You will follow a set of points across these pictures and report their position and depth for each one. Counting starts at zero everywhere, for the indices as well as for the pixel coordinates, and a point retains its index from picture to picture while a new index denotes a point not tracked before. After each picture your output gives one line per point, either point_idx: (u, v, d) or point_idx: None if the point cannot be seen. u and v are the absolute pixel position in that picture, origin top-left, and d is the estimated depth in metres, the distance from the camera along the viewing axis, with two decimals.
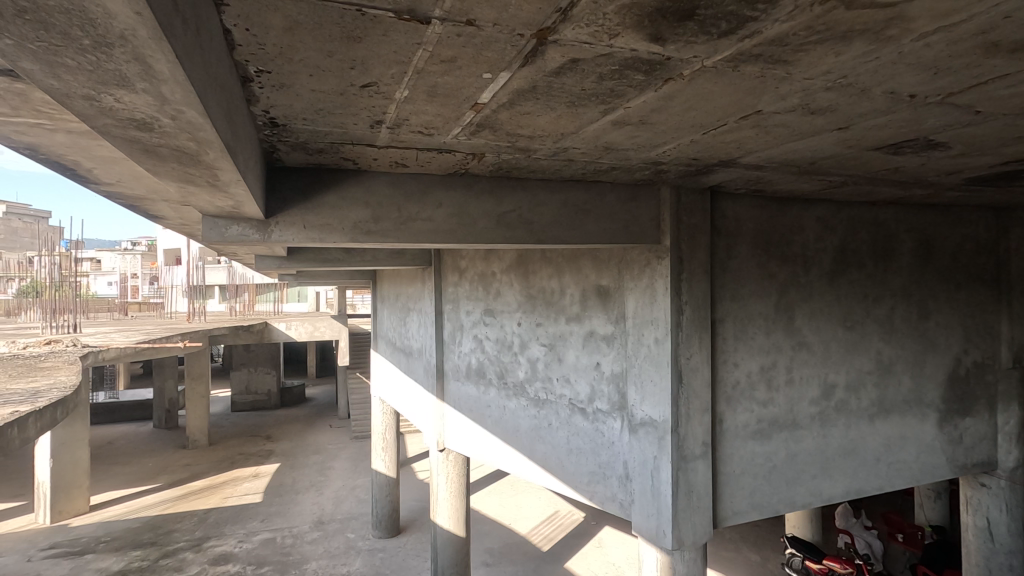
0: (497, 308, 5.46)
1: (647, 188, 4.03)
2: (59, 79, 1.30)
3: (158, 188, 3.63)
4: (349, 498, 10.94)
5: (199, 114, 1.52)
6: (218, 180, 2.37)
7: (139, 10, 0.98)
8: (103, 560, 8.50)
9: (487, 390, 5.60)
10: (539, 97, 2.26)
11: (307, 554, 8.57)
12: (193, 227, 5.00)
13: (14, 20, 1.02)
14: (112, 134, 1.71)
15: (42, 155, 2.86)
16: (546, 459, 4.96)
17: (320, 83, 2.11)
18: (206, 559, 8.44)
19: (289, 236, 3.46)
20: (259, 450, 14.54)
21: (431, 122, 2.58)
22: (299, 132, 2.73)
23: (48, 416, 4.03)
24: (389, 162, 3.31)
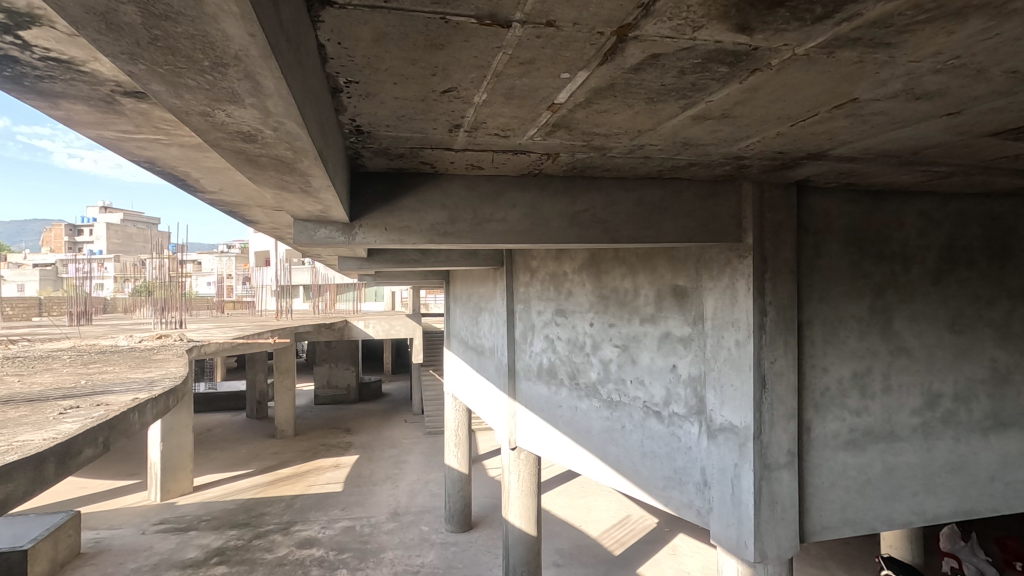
0: (569, 308, 5.43)
1: (726, 184, 3.88)
2: (180, 98, 1.43)
3: (255, 195, 3.92)
4: (423, 492, 11.28)
5: (297, 125, 1.63)
6: (309, 187, 2.52)
7: (253, 32, 1.06)
8: (204, 537, 9.26)
9: (559, 390, 5.57)
10: (616, 95, 2.23)
11: (384, 543, 8.92)
12: (283, 230, 5.36)
13: (149, 47, 1.14)
14: (221, 146, 1.87)
15: (158, 167, 3.17)
16: (618, 462, 4.87)
17: (404, 91, 2.19)
18: (293, 542, 8.99)
19: (371, 239, 3.62)
20: (340, 442, 15.30)
21: (508, 124, 2.61)
22: (382, 138, 2.86)
23: (161, 404, 4.46)
24: (465, 165, 3.39)
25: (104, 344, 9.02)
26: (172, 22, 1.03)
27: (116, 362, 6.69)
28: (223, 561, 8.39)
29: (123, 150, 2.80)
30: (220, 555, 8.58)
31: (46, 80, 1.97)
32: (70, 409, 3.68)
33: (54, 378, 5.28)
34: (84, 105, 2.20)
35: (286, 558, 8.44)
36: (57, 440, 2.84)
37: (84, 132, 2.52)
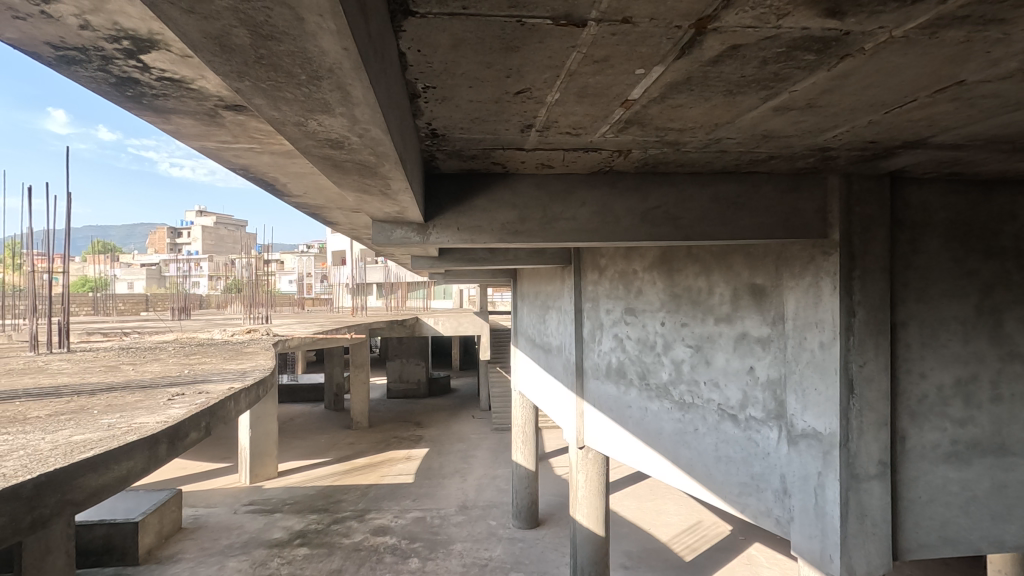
0: (639, 307, 5.32)
1: (810, 177, 3.68)
2: (278, 110, 1.54)
3: (336, 198, 4.13)
4: (490, 487, 11.45)
5: (382, 131, 1.71)
6: (389, 189, 2.64)
7: (347, 46, 1.13)
8: (288, 520, 9.87)
9: (628, 390, 5.48)
10: (693, 88, 2.18)
11: (453, 535, 9.14)
12: (360, 231, 5.61)
13: (256, 65, 1.24)
14: (311, 153, 2.00)
15: (251, 173, 3.42)
16: (691, 465, 4.72)
17: (478, 94, 2.25)
18: (368, 529, 9.41)
19: (444, 238, 3.74)
20: (411, 435, 15.82)
21: (580, 122, 2.61)
22: (456, 141, 2.94)
23: (253, 393, 4.81)
24: (536, 164, 3.41)
25: (202, 337, 9.79)
26: (277, 42, 1.12)
27: (212, 354, 7.26)
28: (305, 543, 8.91)
29: (221, 159, 3.05)
30: (303, 537, 9.13)
31: (160, 98, 2.20)
32: (177, 396, 4.04)
33: (162, 368, 5.81)
34: (190, 119, 2.43)
35: (361, 544, 8.85)
36: (168, 423, 3.13)
37: (190, 143, 2.77)
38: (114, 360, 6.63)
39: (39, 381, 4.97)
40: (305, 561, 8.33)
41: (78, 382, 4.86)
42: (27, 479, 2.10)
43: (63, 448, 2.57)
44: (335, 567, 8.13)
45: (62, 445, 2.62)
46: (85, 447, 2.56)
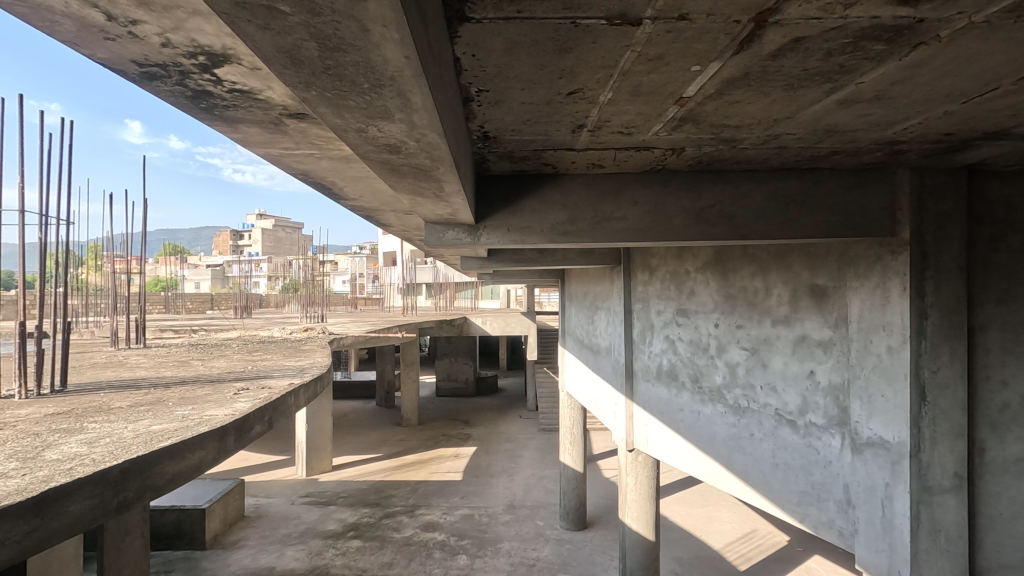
0: (692, 308, 5.20)
1: (877, 172, 3.50)
2: (341, 118, 1.61)
3: (389, 200, 4.25)
4: (538, 487, 11.46)
5: (438, 136, 1.76)
6: (442, 192, 2.70)
7: (409, 55, 1.17)
8: (342, 512, 10.20)
9: (679, 393, 5.34)
10: (751, 84, 2.12)
11: (501, 534, 9.21)
12: (411, 232, 5.74)
13: (323, 76, 1.30)
14: (370, 158, 2.07)
15: (310, 178, 3.56)
16: (746, 472, 4.57)
17: (530, 96, 2.27)
18: (418, 525, 9.60)
19: (495, 239, 3.78)
20: (459, 433, 16.03)
21: (632, 121, 2.58)
22: (507, 143, 2.97)
23: (311, 389, 5.00)
24: (586, 164, 3.40)
25: (262, 335, 10.26)
26: (344, 53, 1.16)
27: (273, 351, 7.60)
28: (358, 536, 9.19)
29: (283, 165, 3.19)
30: (356, 530, 9.41)
31: (230, 108, 2.33)
32: (242, 391, 4.26)
33: (227, 364, 6.12)
34: (257, 127, 2.56)
35: (412, 539, 9.04)
36: (235, 416, 3.31)
37: (256, 150, 2.91)
38: (184, 355, 7.04)
39: (120, 374, 5.35)
40: (358, 553, 8.58)
41: (154, 375, 5.20)
42: (114, 465, 2.27)
43: (144, 437, 2.76)
44: (386, 560, 8.34)
45: (142, 434, 2.82)
46: (162, 437, 2.74)
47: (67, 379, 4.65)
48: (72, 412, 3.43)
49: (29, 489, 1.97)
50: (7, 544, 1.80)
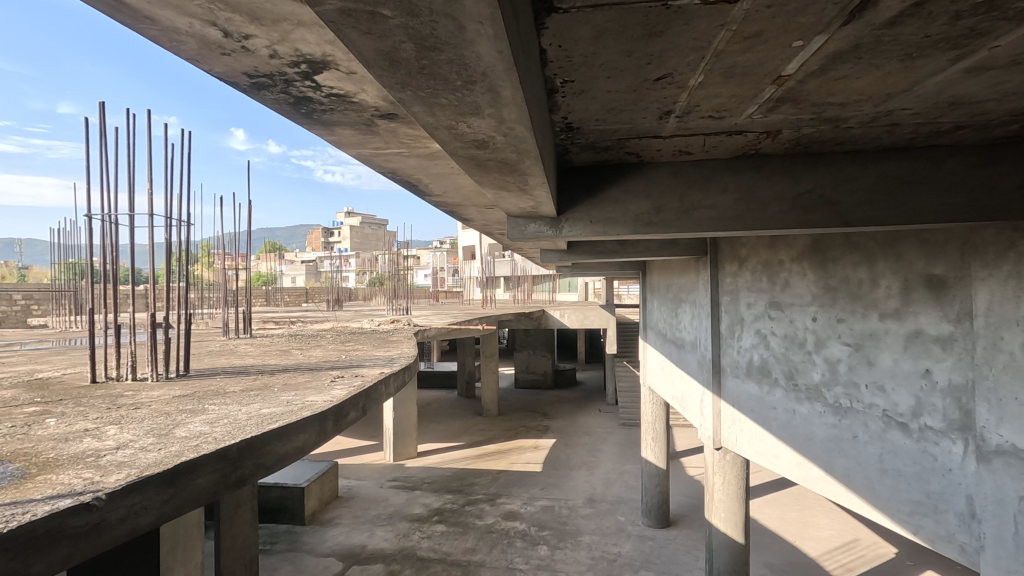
0: (786, 301, 4.88)
1: (1009, 147, 3.11)
2: (433, 116, 1.65)
3: (472, 195, 4.34)
4: (618, 483, 11.31)
5: (526, 129, 1.77)
6: (526, 185, 2.72)
7: (501, 49, 1.18)
8: (427, 497, 10.60)
9: (772, 391, 5.03)
10: (861, 56, 1.95)
11: (581, 527, 9.18)
12: (492, 226, 5.84)
13: (419, 76, 1.34)
14: (459, 154, 2.11)
15: (398, 176, 3.71)
16: (848, 477, 4.25)
17: (616, 84, 2.22)
18: (499, 513, 9.79)
19: (577, 232, 3.77)
20: (539, 425, 16.14)
21: (724, 105, 2.46)
22: (590, 133, 2.93)
23: (400, 378, 5.23)
24: (672, 151, 3.29)
25: (354, 326, 10.85)
26: (439, 52, 1.19)
27: (364, 341, 8.02)
28: (442, 520, 9.51)
29: (373, 164, 3.34)
30: (440, 515, 9.75)
31: (327, 112, 2.47)
32: (337, 378, 4.53)
33: (323, 353, 6.54)
34: (351, 129, 2.69)
35: (493, 527, 9.23)
36: (333, 402, 3.53)
37: (349, 151, 3.07)
38: (285, 345, 7.58)
39: (231, 361, 5.85)
40: (443, 537, 8.89)
41: (261, 363, 5.66)
42: (233, 443, 2.49)
43: (257, 419, 3.01)
44: (469, 546, 8.57)
45: (255, 416, 3.08)
46: (272, 419, 2.98)
47: (189, 365, 5.15)
48: (194, 394, 3.81)
49: (164, 462, 2.21)
50: (148, 509, 2.04)
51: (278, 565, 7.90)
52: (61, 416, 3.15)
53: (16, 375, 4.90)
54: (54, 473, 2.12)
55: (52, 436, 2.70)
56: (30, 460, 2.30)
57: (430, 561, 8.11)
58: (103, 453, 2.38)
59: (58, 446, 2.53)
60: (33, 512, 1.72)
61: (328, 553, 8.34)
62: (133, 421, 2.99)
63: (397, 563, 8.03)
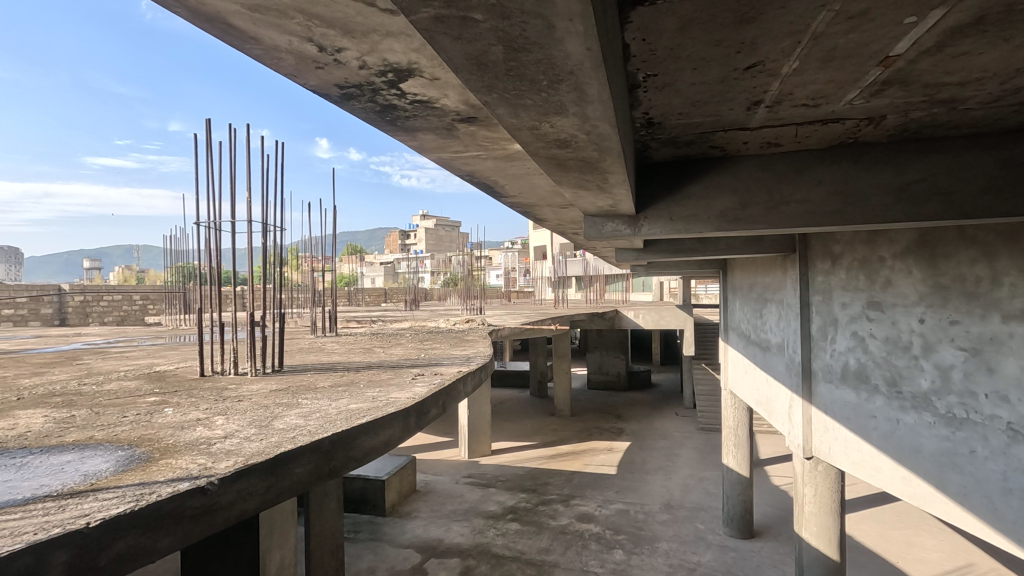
0: (888, 301, 4.49)
1: None
2: (516, 117, 1.66)
3: (547, 195, 4.34)
4: (697, 489, 10.91)
5: (610, 126, 1.74)
6: (606, 183, 2.67)
7: (590, 46, 1.17)
8: (501, 495, 10.72)
9: (871, 398, 4.65)
10: (987, 29, 1.75)
11: (658, 533, 8.93)
12: (567, 226, 5.80)
13: (506, 78, 1.35)
14: (539, 154, 2.11)
15: (475, 178, 3.77)
16: (965, 496, 3.86)
17: (702, 75, 2.13)
18: (573, 515, 9.72)
19: (657, 230, 3.69)
20: (613, 427, 15.87)
21: (821, 91, 2.30)
22: (672, 128, 2.84)
23: (477, 376, 5.32)
24: (760, 143, 3.12)
25: (431, 326, 11.16)
26: (528, 52, 1.19)
27: (441, 340, 8.22)
28: (516, 519, 9.58)
29: (452, 167, 3.42)
30: (514, 513, 9.83)
31: (411, 118, 2.55)
32: (418, 376, 4.68)
33: (403, 351, 6.78)
34: (433, 134, 2.77)
35: (568, 528, 9.18)
36: (416, 399, 3.64)
37: (429, 155, 3.15)
38: (368, 343, 7.92)
39: (320, 357, 6.20)
40: (517, 536, 8.95)
41: (346, 360, 5.95)
42: (326, 436, 2.63)
43: (346, 413, 3.17)
44: (544, 546, 8.57)
45: (344, 411, 3.24)
46: (360, 415, 3.11)
47: (282, 361, 5.51)
48: (289, 389, 4.06)
49: (266, 452, 2.37)
50: (253, 495, 2.20)
51: (361, 554, 8.28)
52: (177, 406, 3.47)
53: (138, 367, 5.46)
54: (174, 458, 2.33)
55: (170, 424, 2.98)
56: (153, 445, 2.55)
57: (505, 559, 8.19)
58: (213, 441, 2.59)
59: (176, 433, 2.79)
60: (158, 492, 1.90)
61: (407, 544, 8.63)
62: (237, 412, 3.24)
63: (473, 559, 8.18)
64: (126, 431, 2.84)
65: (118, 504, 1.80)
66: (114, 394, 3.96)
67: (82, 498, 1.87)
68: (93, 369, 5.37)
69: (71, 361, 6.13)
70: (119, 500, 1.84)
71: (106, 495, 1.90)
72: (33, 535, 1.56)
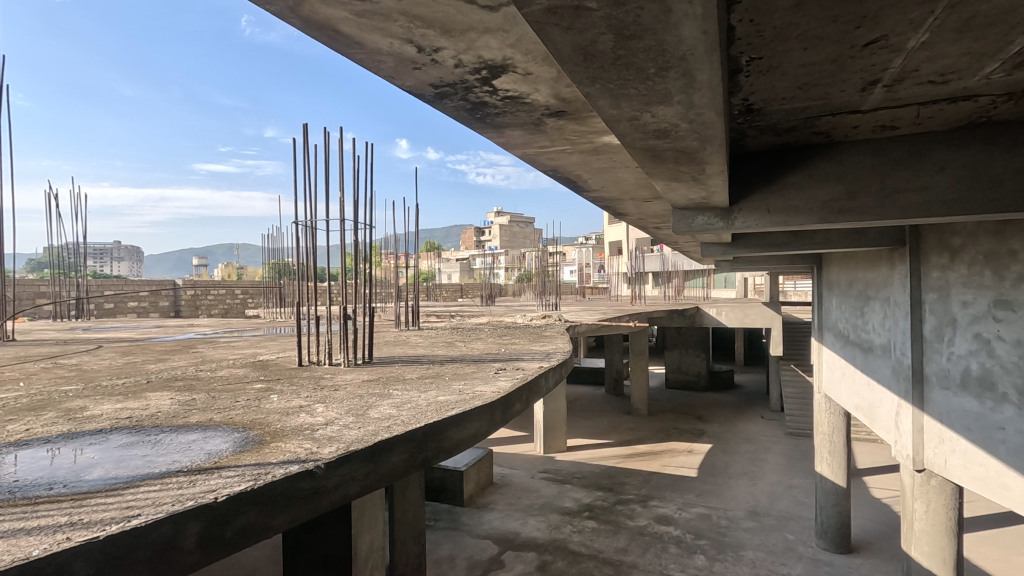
0: (1019, 300, 4.00)
1: None
2: (617, 108, 1.63)
3: (631, 188, 4.24)
4: (786, 498, 10.30)
5: (716, 113, 1.66)
6: (701, 175, 2.57)
7: (707, 29, 1.11)
8: (577, 492, 10.66)
9: (998, 409, 4.16)
10: None
11: (743, 541, 8.52)
12: (649, 220, 5.65)
13: (612, 67, 1.32)
14: (635, 146, 2.06)
15: (559, 174, 3.75)
16: None
17: (813, 55, 1.98)
18: (652, 516, 9.48)
19: (752, 223, 3.54)
20: (693, 428, 15.31)
21: (952, 66, 2.07)
22: (773, 114, 2.68)
23: (557, 372, 5.30)
24: (873, 127, 2.86)
25: (509, 321, 11.25)
26: (639, 40, 1.16)
27: (519, 336, 8.27)
28: (593, 517, 9.48)
29: (537, 163, 3.41)
30: (591, 511, 9.74)
31: (500, 115, 2.57)
32: (500, 371, 4.73)
33: (483, 346, 6.88)
34: (520, 130, 2.77)
35: (646, 529, 8.97)
36: (500, 392, 3.68)
37: (515, 151, 3.17)
38: (449, 337, 8.12)
39: (405, 350, 6.43)
40: (594, 534, 8.87)
41: (429, 353, 6.13)
42: (419, 426, 2.72)
43: (436, 405, 3.27)
44: (621, 546, 8.42)
45: (433, 403, 3.33)
46: (449, 407, 3.18)
47: (370, 353, 5.76)
48: (380, 380, 4.24)
49: (366, 439, 2.48)
50: (355, 480, 2.31)
51: (441, 542, 8.54)
52: (281, 393, 3.72)
53: (244, 356, 5.92)
54: (283, 441, 2.50)
55: (278, 410, 3.20)
56: (264, 429, 2.75)
57: (582, 556, 8.13)
58: (316, 427, 2.75)
59: (284, 418, 2.99)
60: (273, 473, 2.04)
61: (485, 535, 8.79)
62: (335, 401, 3.42)
63: (550, 554, 8.19)
64: (240, 415, 3.09)
65: (240, 482, 1.95)
66: (227, 381, 4.32)
67: (208, 474, 2.05)
68: (206, 357, 5.89)
69: (187, 349, 6.77)
70: (240, 478, 1.99)
71: (229, 473, 2.07)
72: (171, 506, 1.73)
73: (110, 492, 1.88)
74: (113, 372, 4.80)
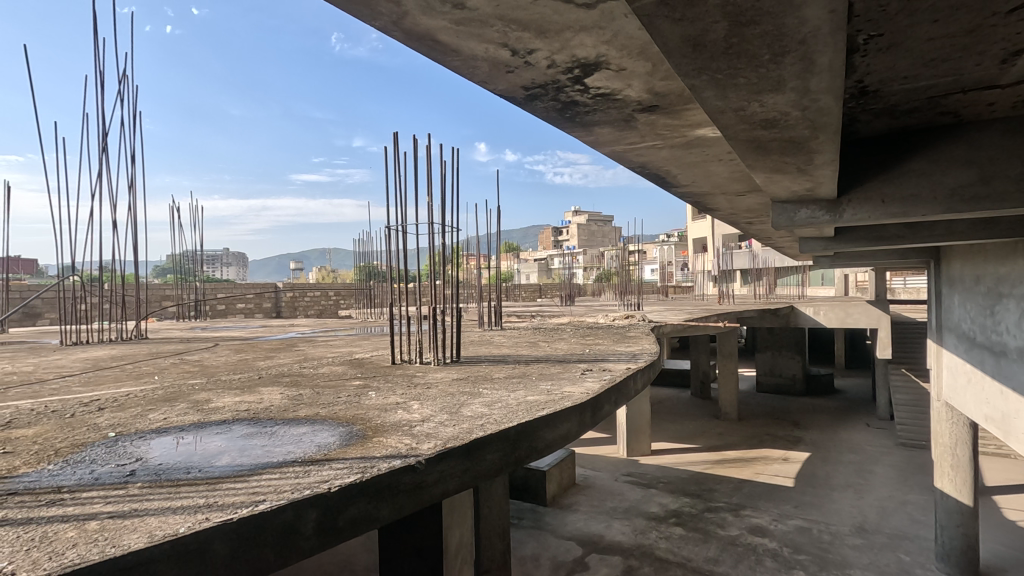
0: None
1: None
2: (723, 99, 1.56)
3: (723, 182, 4.06)
4: (898, 514, 9.42)
5: (833, 98, 1.55)
6: (808, 165, 2.40)
7: (834, 8, 1.03)
8: (664, 497, 10.35)
9: None
10: None
11: (849, 559, 7.88)
12: (742, 215, 5.37)
13: (723, 56, 1.26)
14: (738, 137, 1.96)
15: (647, 170, 3.65)
16: None
17: (945, 28, 1.79)
18: (745, 526, 9.01)
19: (864, 214, 3.31)
20: (788, 435, 14.38)
21: None
22: (890, 95, 2.46)
23: (646, 374, 5.16)
24: (1013, 103, 2.54)
25: (591, 321, 11.13)
26: (755, 25, 1.11)
27: (602, 336, 8.16)
28: (680, 523, 9.16)
29: (626, 159, 3.34)
30: (678, 517, 9.41)
31: (590, 113, 2.54)
32: (587, 371, 4.70)
33: (565, 347, 6.82)
34: (610, 127, 2.73)
35: (739, 539, 8.54)
36: (589, 394, 3.63)
37: (603, 149, 3.13)
38: (531, 337, 8.16)
39: (489, 350, 6.53)
40: (682, 541, 8.56)
41: (513, 353, 6.20)
42: (512, 426, 2.74)
43: (527, 405, 3.28)
44: (712, 556, 8.07)
45: (524, 402, 3.35)
46: (539, 407, 3.19)
47: (456, 352, 5.92)
48: (469, 379, 4.35)
49: (462, 437, 2.54)
50: (453, 476, 2.38)
51: (525, 540, 8.61)
52: (378, 390, 3.91)
53: (341, 354, 6.30)
54: (384, 436, 2.63)
55: (376, 406, 3.36)
56: (365, 424, 2.90)
57: (669, 564, 7.88)
58: (413, 424, 2.86)
59: (383, 414, 3.14)
60: (379, 466, 2.14)
61: (569, 536, 8.76)
62: (428, 398, 3.54)
63: (636, 559, 8.01)
64: (343, 410, 3.27)
65: (350, 473, 2.06)
66: (327, 377, 4.61)
67: (321, 465, 2.19)
68: (307, 354, 6.32)
69: (290, 347, 7.29)
70: (349, 470, 2.11)
71: (338, 464, 2.20)
72: (292, 493, 1.86)
73: (238, 478, 2.06)
74: (229, 367, 5.28)
